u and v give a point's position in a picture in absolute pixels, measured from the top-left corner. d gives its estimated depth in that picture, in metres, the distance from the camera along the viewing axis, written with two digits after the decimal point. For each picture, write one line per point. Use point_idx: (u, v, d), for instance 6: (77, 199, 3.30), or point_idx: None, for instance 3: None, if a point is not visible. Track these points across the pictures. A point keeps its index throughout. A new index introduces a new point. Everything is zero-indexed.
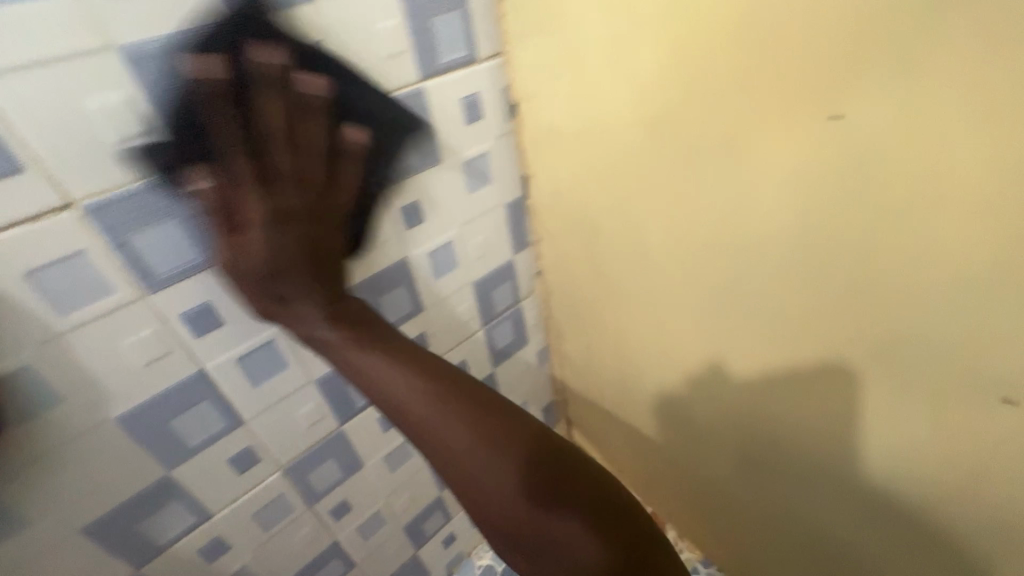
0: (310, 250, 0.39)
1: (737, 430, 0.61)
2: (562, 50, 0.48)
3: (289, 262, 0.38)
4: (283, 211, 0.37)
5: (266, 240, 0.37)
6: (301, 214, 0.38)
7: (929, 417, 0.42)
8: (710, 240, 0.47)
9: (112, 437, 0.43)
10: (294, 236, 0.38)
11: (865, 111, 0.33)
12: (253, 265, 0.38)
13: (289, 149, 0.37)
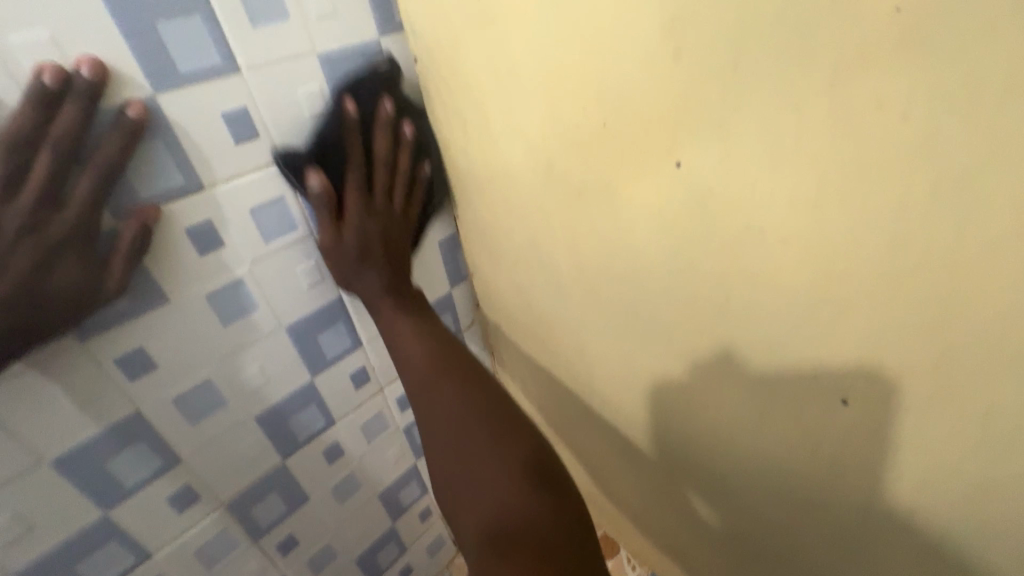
0: (387, 240, 0.53)
1: (658, 457, 0.63)
2: (462, 108, 0.52)
3: (368, 243, 0.52)
4: (362, 210, 0.51)
5: (360, 220, 0.51)
6: (383, 212, 0.53)
7: (802, 442, 0.45)
8: (607, 276, 0.51)
9: (44, 483, 0.44)
10: (375, 227, 0.52)
11: (698, 155, 0.36)
12: (337, 239, 0.51)
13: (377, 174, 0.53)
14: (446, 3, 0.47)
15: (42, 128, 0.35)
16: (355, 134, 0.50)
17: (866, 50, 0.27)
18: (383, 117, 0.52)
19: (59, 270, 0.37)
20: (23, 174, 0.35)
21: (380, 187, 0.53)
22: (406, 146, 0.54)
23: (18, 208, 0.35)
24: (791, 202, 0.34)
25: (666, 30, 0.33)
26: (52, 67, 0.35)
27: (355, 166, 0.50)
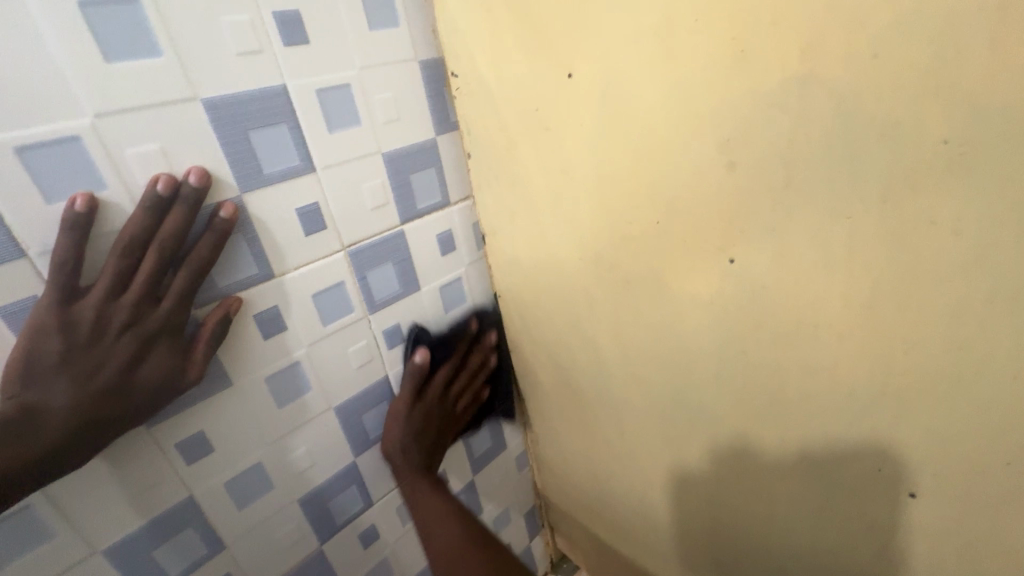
0: (439, 428, 0.62)
1: (704, 552, 0.61)
2: (513, 200, 0.57)
3: (427, 422, 0.61)
4: (433, 398, 0.61)
5: (425, 406, 0.61)
6: (441, 404, 0.63)
7: (862, 537, 0.44)
8: (653, 360, 0.52)
9: (94, 573, 0.44)
10: (435, 407, 0.62)
11: (751, 253, 0.39)
12: (402, 410, 0.59)
13: (457, 382, 0.64)
14: (502, 112, 0.52)
15: (151, 233, 0.38)
16: (462, 344, 0.65)
17: (914, 171, 0.30)
18: (485, 344, 0.67)
19: (151, 362, 0.40)
20: (132, 274, 0.38)
21: (456, 389, 0.64)
22: (481, 350, 0.67)
23: (124, 306, 0.38)
24: (845, 299, 0.36)
25: (720, 147, 0.37)
26: (167, 177, 0.39)
27: (449, 364, 0.63)
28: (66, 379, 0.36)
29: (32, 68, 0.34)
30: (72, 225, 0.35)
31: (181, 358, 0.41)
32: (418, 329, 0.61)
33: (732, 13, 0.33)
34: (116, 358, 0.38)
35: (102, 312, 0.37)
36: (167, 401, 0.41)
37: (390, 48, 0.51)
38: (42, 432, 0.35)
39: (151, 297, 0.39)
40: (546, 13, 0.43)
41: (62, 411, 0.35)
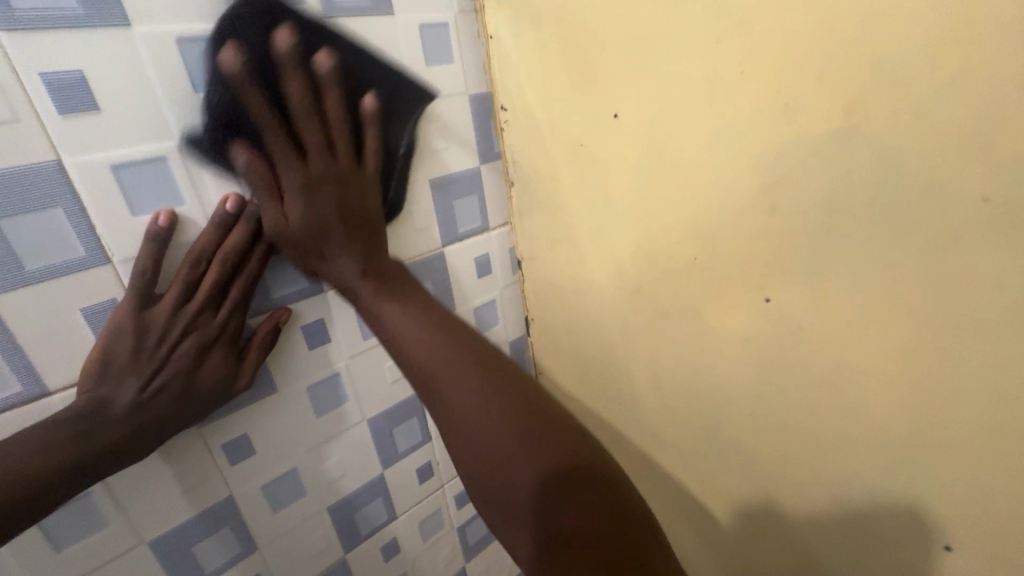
0: (344, 212, 0.43)
1: None
2: (553, 228, 0.59)
3: (325, 230, 0.43)
4: (304, 166, 0.41)
5: (309, 203, 0.42)
6: (341, 179, 0.43)
7: None
8: (683, 391, 0.53)
9: (140, 562, 0.46)
10: (333, 190, 0.43)
11: (787, 294, 0.40)
12: (290, 191, 0.41)
13: (302, 129, 0.41)
14: (547, 144, 0.55)
15: (218, 246, 0.42)
16: (252, 92, 0.38)
17: (957, 227, 0.31)
18: (279, 54, 0.39)
19: (209, 366, 0.42)
20: (197, 284, 0.41)
21: (318, 146, 0.41)
22: (331, 84, 0.42)
23: (187, 313, 0.40)
24: (886, 345, 0.36)
25: (762, 191, 0.38)
26: (236, 198, 0.42)
27: (270, 124, 0.39)
28: (132, 379, 0.39)
29: (130, 94, 0.38)
30: (154, 238, 0.39)
31: (234, 365, 0.44)
32: (199, 140, 0.41)
33: (776, 67, 0.35)
34: (176, 361, 0.40)
35: (168, 318, 0.40)
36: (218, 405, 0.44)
37: (444, 82, 0.54)
38: (109, 427, 0.38)
39: (211, 306, 0.42)
40: (597, 58, 0.46)
41: (125, 408, 0.38)
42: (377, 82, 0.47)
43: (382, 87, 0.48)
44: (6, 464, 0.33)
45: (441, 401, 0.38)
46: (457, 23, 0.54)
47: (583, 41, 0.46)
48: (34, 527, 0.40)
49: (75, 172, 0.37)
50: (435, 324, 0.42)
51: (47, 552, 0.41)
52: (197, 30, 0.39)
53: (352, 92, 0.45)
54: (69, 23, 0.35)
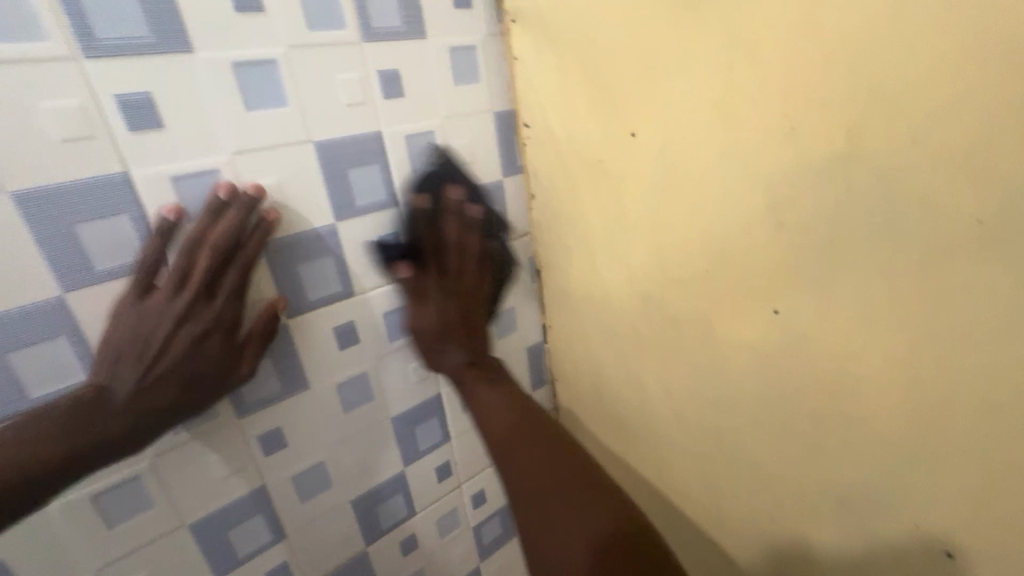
0: (465, 316, 0.56)
1: None
2: (571, 239, 0.62)
3: (445, 326, 0.55)
4: (439, 283, 0.54)
5: (437, 310, 0.54)
6: (462, 293, 0.56)
7: None
8: (694, 398, 0.55)
9: (179, 543, 0.49)
10: (455, 301, 0.55)
11: (793, 305, 0.42)
12: (424, 296, 0.54)
13: (447, 253, 0.54)
14: (566, 160, 0.58)
15: (207, 235, 0.41)
16: (421, 228, 0.53)
17: (954, 244, 0.33)
18: (448, 202, 0.54)
19: (207, 353, 0.43)
20: (188, 273, 0.41)
21: (455, 269, 0.54)
22: (472, 222, 0.55)
23: (178, 303, 0.40)
24: (888, 356, 0.38)
25: (769, 208, 0.41)
26: (225, 185, 0.42)
27: (428, 253, 0.53)
28: (129, 366, 0.39)
29: (190, 113, 0.42)
30: (162, 229, 0.40)
31: (233, 354, 0.44)
32: (376, 247, 0.54)
33: (783, 93, 0.37)
34: (174, 351, 0.41)
35: (158, 309, 0.40)
36: (217, 393, 0.44)
37: (471, 100, 0.58)
38: (109, 416, 0.38)
39: (204, 295, 0.42)
40: (615, 80, 0.48)
41: (125, 396, 0.39)
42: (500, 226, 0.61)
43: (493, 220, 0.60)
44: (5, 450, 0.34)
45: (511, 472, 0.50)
46: (484, 44, 0.58)
47: (603, 64, 0.49)
48: (89, 505, 0.44)
49: (138, 184, 0.41)
50: (515, 409, 0.53)
51: (99, 529, 0.45)
52: (251, 56, 0.44)
53: (440, 193, 0.54)
54: (141, 49, 0.39)
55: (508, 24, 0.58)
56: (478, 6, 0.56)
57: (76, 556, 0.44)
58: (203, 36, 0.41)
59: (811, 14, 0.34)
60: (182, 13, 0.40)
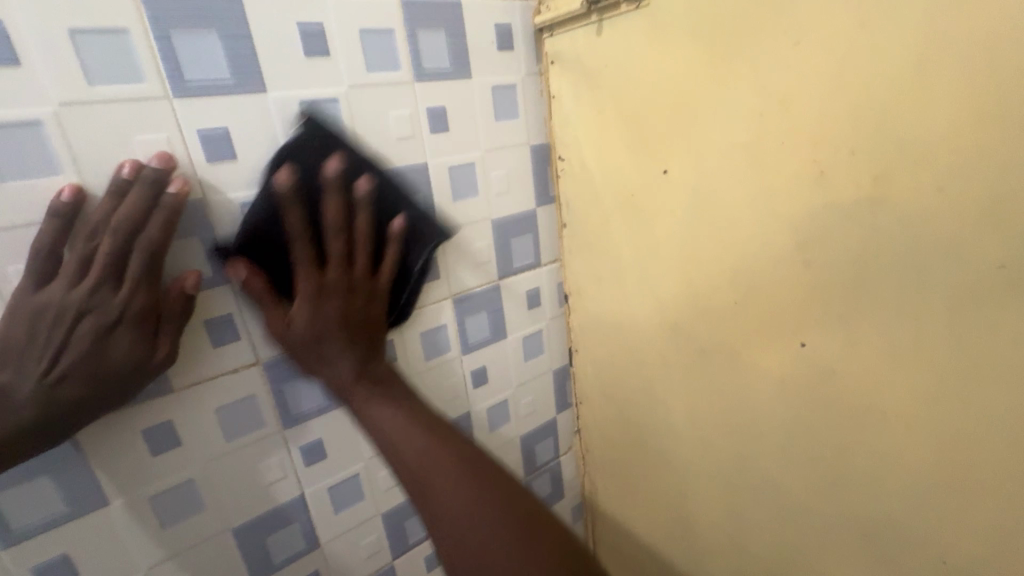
0: (347, 320, 0.47)
1: None
2: (601, 268, 0.64)
3: (325, 325, 0.46)
4: (330, 281, 0.45)
5: (310, 311, 0.45)
6: (348, 288, 0.46)
7: None
8: (719, 427, 0.56)
9: (223, 546, 0.52)
10: (363, 301, 0.48)
11: (819, 340, 0.44)
12: (303, 297, 0.44)
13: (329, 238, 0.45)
14: (599, 194, 0.61)
15: (112, 219, 0.38)
16: (293, 210, 0.43)
17: (976, 288, 0.34)
18: (359, 198, 0.47)
19: (113, 347, 0.39)
20: (93, 259, 0.38)
21: (337, 259, 0.46)
22: (393, 240, 0.50)
23: (79, 292, 0.37)
24: (912, 394, 0.39)
25: (797, 247, 0.43)
26: (130, 163, 0.39)
27: (297, 216, 0.43)
28: (31, 363, 0.36)
29: (260, 146, 0.46)
30: (54, 213, 0.37)
31: (148, 344, 0.40)
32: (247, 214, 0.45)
33: (811, 140, 0.39)
34: (75, 344, 0.37)
35: (60, 300, 0.37)
36: (136, 386, 0.40)
37: (510, 135, 0.62)
38: (13, 415, 0.36)
39: (110, 282, 0.38)
40: (649, 122, 0.52)
41: (31, 394, 0.36)
42: (415, 230, 0.53)
43: (402, 211, 0.52)
44: None
45: (433, 491, 0.40)
46: (524, 83, 0.62)
47: (637, 106, 0.52)
48: (147, 505, 0.47)
49: (226, 206, 0.45)
50: (424, 425, 0.45)
51: (154, 529, 0.47)
52: (316, 95, 0.48)
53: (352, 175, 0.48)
54: (223, 89, 0.43)
55: (547, 66, 0.62)
56: (519, 49, 0.60)
57: (132, 554, 0.47)
58: (275, 77, 0.45)
59: (837, 71, 0.37)
60: (259, 56, 0.44)
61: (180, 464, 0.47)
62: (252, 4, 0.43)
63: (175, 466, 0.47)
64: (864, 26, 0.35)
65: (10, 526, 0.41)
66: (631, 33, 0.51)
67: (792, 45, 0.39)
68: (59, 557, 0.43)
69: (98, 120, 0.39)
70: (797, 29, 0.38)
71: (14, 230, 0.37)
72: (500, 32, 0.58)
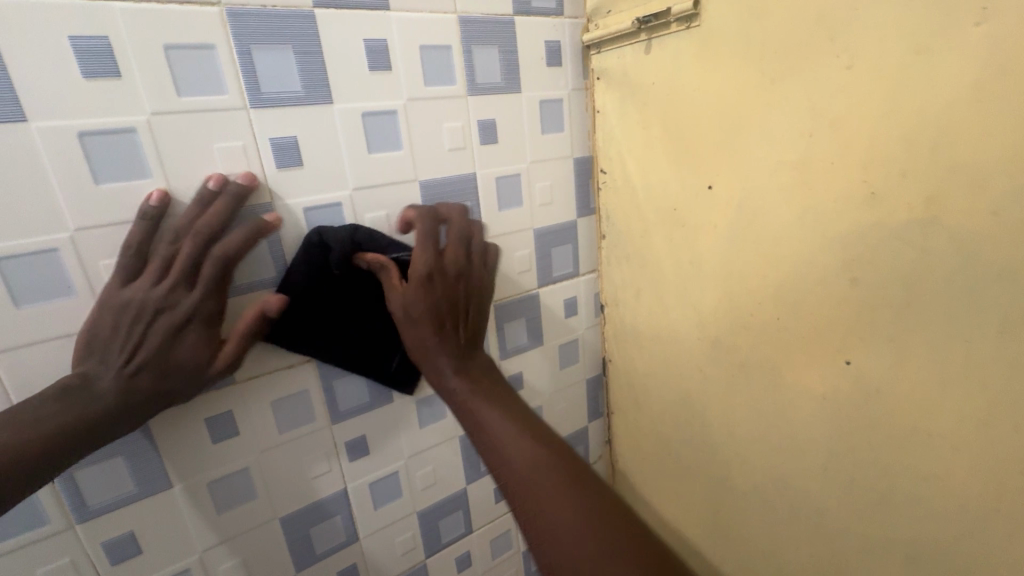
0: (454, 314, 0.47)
1: None
2: (640, 279, 0.66)
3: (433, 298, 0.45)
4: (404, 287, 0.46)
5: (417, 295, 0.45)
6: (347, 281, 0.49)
7: None
8: (757, 442, 0.56)
9: (271, 533, 0.54)
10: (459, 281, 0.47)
11: (864, 358, 0.44)
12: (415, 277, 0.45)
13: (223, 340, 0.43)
14: (640, 207, 0.62)
15: (194, 224, 0.41)
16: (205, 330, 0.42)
17: None
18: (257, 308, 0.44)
19: (182, 345, 0.41)
20: (173, 260, 0.40)
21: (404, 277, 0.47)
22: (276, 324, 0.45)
23: (158, 289, 0.39)
24: (962, 416, 0.39)
25: (845, 265, 0.43)
26: (216, 175, 0.43)
27: (198, 327, 0.42)
28: (112, 354, 0.39)
29: (324, 154, 0.48)
30: (144, 216, 0.40)
31: (211, 343, 0.42)
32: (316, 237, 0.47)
33: (863, 161, 0.40)
34: (150, 338, 0.39)
35: (141, 296, 0.39)
36: (199, 383, 0.42)
37: (555, 147, 0.64)
38: (91, 403, 0.38)
39: (186, 282, 0.41)
40: (695, 139, 0.53)
41: (110, 384, 0.38)
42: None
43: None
44: (22, 416, 0.35)
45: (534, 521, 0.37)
46: (570, 98, 0.64)
47: (684, 123, 0.54)
48: (205, 491, 0.49)
49: (291, 210, 0.48)
50: (535, 435, 0.40)
51: (209, 514, 0.50)
52: (377, 107, 0.50)
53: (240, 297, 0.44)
54: (294, 101, 0.46)
55: (593, 81, 0.64)
56: (567, 65, 0.62)
57: (189, 536, 0.49)
58: (341, 90, 0.48)
59: (892, 93, 0.37)
60: (327, 70, 0.47)
61: (236, 453, 0.50)
62: (325, 22, 0.46)
63: (232, 455, 0.50)
64: (921, 51, 0.35)
65: (87, 502, 0.44)
66: (680, 53, 0.52)
67: (845, 67, 0.40)
68: (126, 534, 0.46)
69: (182, 128, 0.42)
70: (850, 52, 0.39)
71: (112, 226, 0.41)
72: (549, 49, 0.60)
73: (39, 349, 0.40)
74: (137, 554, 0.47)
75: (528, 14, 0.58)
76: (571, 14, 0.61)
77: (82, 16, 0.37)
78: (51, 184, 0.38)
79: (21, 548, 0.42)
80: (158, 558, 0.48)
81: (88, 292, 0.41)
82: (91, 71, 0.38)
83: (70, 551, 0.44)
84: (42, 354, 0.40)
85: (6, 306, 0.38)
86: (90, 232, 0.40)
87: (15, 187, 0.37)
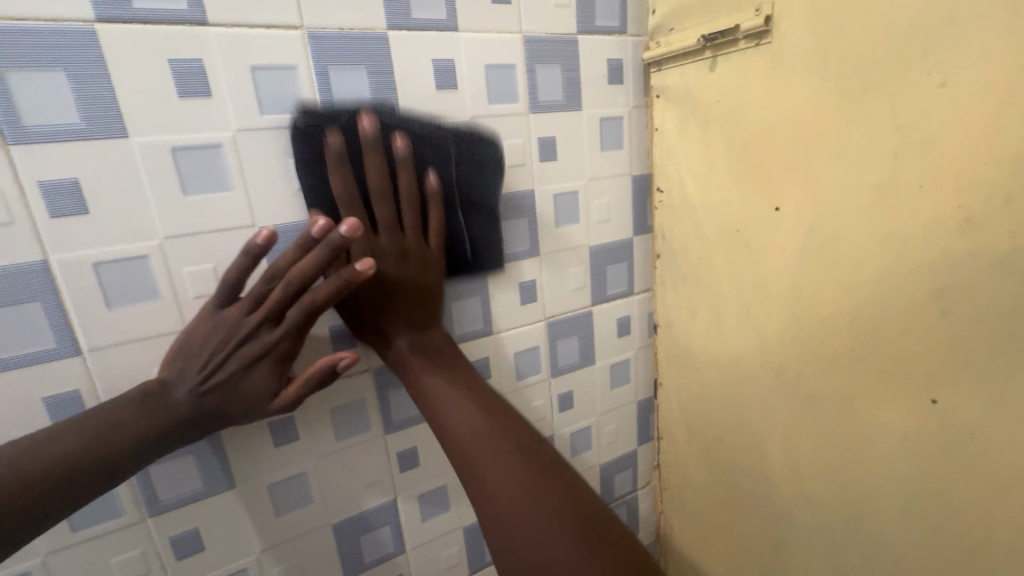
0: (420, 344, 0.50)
1: None
2: (697, 301, 0.64)
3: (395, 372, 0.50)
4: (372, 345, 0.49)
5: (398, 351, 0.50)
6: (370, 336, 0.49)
7: None
8: (825, 478, 0.53)
9: (322, 540, 0.55)
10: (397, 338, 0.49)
11: (956, 397, 0.41)
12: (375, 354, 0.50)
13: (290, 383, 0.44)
14: (700, 227, 0.61)
15: (290, 269, 0.40)
16: (272, 368, 0.43)
17: None
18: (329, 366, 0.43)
19: (250, 379, 0.42)
20: (265, 299, 0.41)
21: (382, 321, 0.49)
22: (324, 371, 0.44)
23: (246, 323, 0.41)
24: None
25: (934, 296, 0.40)
26: (323, 221, 0.38)
27: (266, 364, 0.42)
28: (191, 370, 0.41)
29: None
30: (246, 253, 0.38)
31: (279, 380, 0.43)
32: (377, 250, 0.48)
33: (958, 185, 0.38)
34: (225, 365, 0.41)
35: (229, 325, 0.41)
36: (253, 416, 0.43)
37: (614, 165, 0.63)
38: (162, 414, 0.39)
39: (271, 321, 0.42)
40: (763, 157, 0.51)
41: (182, 399, 0.40)
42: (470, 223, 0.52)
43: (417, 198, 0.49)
44: (102, 416, 0.37)
45: (495, 496, 0.43)
46: (630, 115, 0.63)
47: (751, 142, 0.52)
48: (264, 493, 0.51)
49: None
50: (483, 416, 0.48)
51: (267, 516, 0.51)
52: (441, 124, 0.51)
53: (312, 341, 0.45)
54: None
55: (653, 99, 0.63)
56: (628, 83, 0.62)
57: (247, 536, 0.51)
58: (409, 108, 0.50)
59: (994, 115, 0.35)
60: (397, 89, 0.49)
61: (294, 458, 0.51)
62: (397, 43, 0.48)
63: (291, 459, 0.51)
64: None
65: (159, 498, 0.46)
66: (750, 70, 0.51)
67: (938, 85, 0.37)
68: (190, 531, 0.48)
69: (263, 144, 0.44)
70: (945, 70, 0.37)
71: (197, 236, 0.43)
72: (611, 67, 0.60)
73: (125, 350, 0.43)
74: (199, 550, 0.49)
75: (592, 33, 0.58)
76: (634, 32, 0.61)
77: (180, 40, 0.40)
78: (145, 195, 0.41)
79: (98, 537, 0.45)
80: (218, 555, 0.50)
81: (172, 298, 0.43)
82: (186, 91, 0.41)
83: (141, 544, 0.46)
84: (128, 355, 0.43)
85: (101, 308, 0.41)
86: (177, 241, 0.43)
87: (115, 196, 0.40)
